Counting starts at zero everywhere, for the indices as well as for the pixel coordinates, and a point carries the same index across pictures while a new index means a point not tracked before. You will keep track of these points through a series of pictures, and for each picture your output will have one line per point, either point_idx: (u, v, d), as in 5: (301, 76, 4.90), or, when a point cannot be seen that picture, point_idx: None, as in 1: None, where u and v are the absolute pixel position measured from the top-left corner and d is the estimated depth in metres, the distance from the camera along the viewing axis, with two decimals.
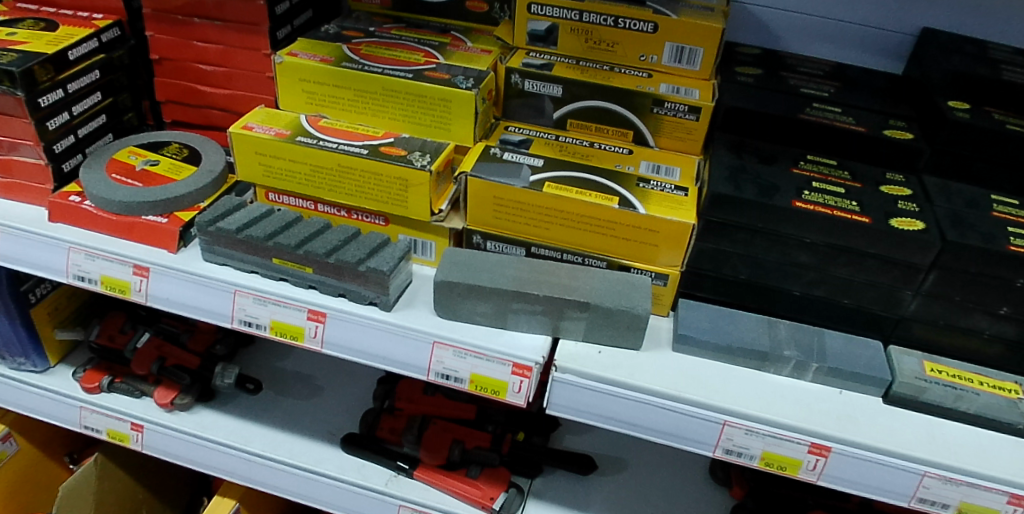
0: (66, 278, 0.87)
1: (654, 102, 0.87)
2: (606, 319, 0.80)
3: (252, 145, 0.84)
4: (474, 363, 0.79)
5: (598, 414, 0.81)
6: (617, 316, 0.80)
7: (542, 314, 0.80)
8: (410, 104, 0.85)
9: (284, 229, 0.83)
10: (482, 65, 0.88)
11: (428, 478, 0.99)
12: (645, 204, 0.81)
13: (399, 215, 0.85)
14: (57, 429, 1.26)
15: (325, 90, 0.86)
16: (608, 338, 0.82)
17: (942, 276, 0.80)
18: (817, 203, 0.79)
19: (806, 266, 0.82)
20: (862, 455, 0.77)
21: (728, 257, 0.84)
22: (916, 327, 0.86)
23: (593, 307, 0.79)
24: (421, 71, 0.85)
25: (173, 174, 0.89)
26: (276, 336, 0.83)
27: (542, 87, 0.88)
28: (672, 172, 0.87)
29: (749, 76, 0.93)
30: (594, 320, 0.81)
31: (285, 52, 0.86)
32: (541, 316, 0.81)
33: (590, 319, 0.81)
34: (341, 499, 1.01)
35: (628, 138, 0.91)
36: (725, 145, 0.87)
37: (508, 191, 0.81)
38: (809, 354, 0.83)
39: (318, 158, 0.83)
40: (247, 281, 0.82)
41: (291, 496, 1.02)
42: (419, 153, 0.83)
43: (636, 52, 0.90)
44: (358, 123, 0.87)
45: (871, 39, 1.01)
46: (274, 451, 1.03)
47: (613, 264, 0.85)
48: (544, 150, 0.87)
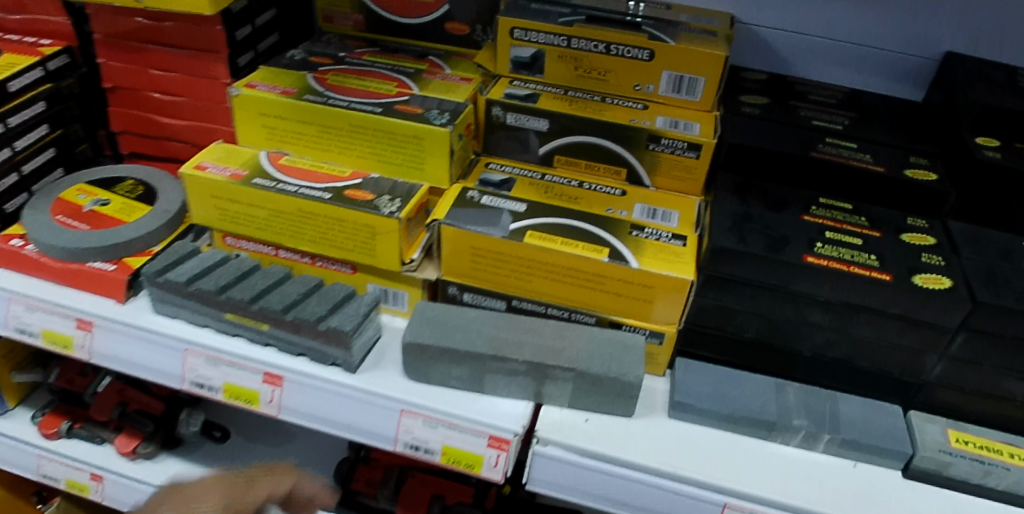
0: (7, 329, 0.80)
1: (649, 138, 0.79)
2: (593, 385, 0.72)
3: (206, 187, 0.77)
4: (444, 433, 0.72)
5: (584, 491, 0.74)
6: (605, 382, 0.72)
7: (522, 379, 0.73)
8: (380, 141, 0.77)
9: (240, 281, 0.75)
10: (460, 97, 0.80)
11: None
12: (638, 256, 0.73)
13: (367, 264, 0.77)
14: None
15: (287, 126, 0.78)
16: (596, 405, 0.75)
17: (971, 339, 0.72)
18: (831, 259, 0.71)
19: (818, 325, 0.74)
20: None
21: (731, 313, 0.75)
22: (940, 391, 0.77)
23: (578, 372, 0.71)
24: (392, 105, 0.77)
25: (123, 215, 0.82)
26: (230, 400, 0.76)
27: (526, 121, 0.80)
28: (669, 216, 0.78)
29: (755, 107, 0.85)
30: (580, 387, 0.73)
31: (243, 84, 0.79)
32: (521, 382, 0.73)
33: (575, 385, 0.73)
34: None
35: (621, 176, 0.82)
36: (728, 187, 0.78)
37: (486, 241, 0.73)
38: (821, 424, 0.74)
39: (277, 203, 0.75)
40: (199, 338, 0.76)
41: None
42: (388, 197, 0.75)
43: (631, 81, 0.81)
44: (323, 161, 0.79)
45: (890, 64, 0.92)
46: None
47: (603, 320, 0.77)
48: (528, 191, 0.79)
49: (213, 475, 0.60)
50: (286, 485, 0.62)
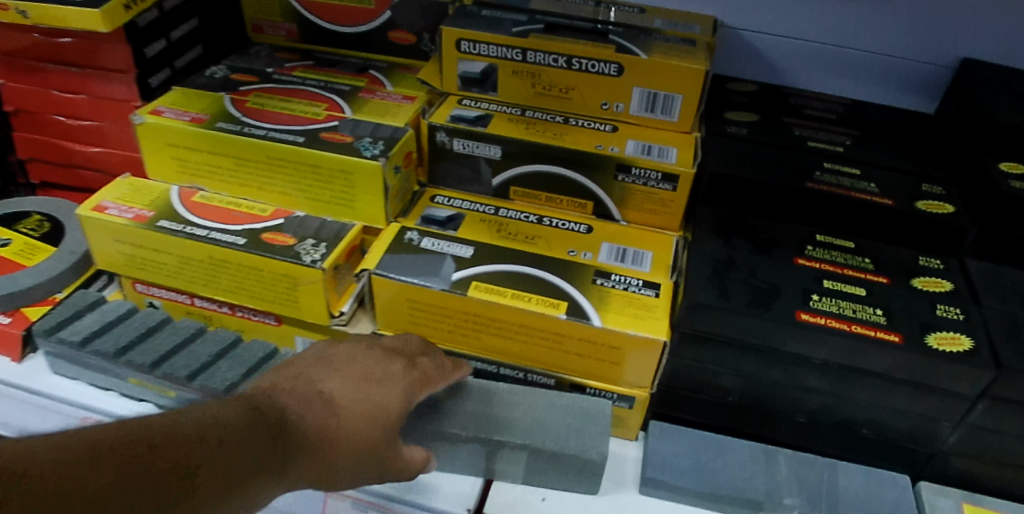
0: None
1: (618, 167, 0.68)
2: (547, 462, 0.62)
3: (106, 230, 0.67)
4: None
5: None
6: (560, 459, 0.62)
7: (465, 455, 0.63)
8: (304, 175, 0.66)
9: (144, 339, 0.66)
10: (399, 120, 0.69)
11: None
12: (602, 312, 0.62)
13: (292, 316, 0.67)
14: None
15: (199, 157, 0.68)
16: (552, 482, 0.65)
17: (993, 408, 0.61)
18: (827, 316, 0.61)
19: (813, 389, 0.64)
20: None
21: (712, 374, 0.65)
22: (954, 460, 0.67)
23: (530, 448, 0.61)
24: (317, 133, 0.67)
25: (23, 259, 0.72)
26: None
27: (475, 148, 0.69)
28: (642, 258, 0.68)
29: (742, 126, 0.74)
30: (533, 464, 0.63)
31: (148, 110, 0.68)
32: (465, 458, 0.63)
33: (527, 461, 0.63)
34: None
35: (587, 209, 0.72)
36: (710, 224, 0.68)
37: (424, 293, 0.63)
38: (817, 502, 0.64)
39: (186, 249, 0.65)
40: (101, 405, 0.67)
41: None
42: (312, 242, 0.65)
43: (598, 99, 0.70)
44: (243, 197, 0.69)
45: (898, 72, 0.80)
46: None
47: (565, 380, 0.67)
48: (478, 230, 0.68)
49: (385, 341, 0.61)
50: (447, 379, 0.61)
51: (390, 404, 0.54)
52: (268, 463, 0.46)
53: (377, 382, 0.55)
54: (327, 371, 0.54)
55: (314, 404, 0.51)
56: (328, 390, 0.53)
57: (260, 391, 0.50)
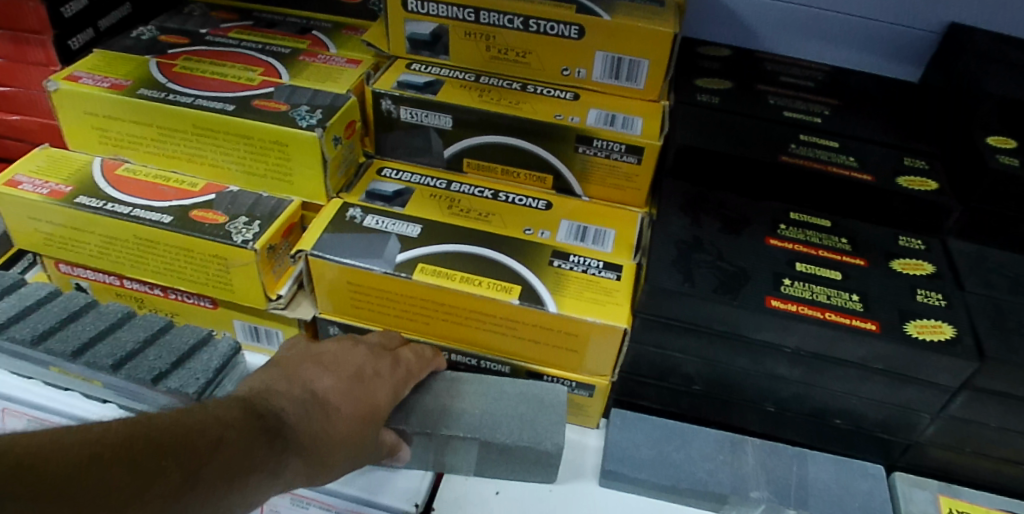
0: None
1: (579, 139, 0.63)
2: (501, 455, 0.58)
3: (20, 207, 0.61)
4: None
5: None
6: (514, 452, 0.58)
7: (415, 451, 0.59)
8: (236, 147, 0.61)
9: (66, 325, 0.61)
10: (341, 87, 0.64)
11: None
12: (558, 296, 0.58)
13: (227, 299, 0.62)
14: None
15: (122, 127, 0.62)
16: (509, 471, 0.61)
17: (972, 398, 0.58)
18: (799, 303, 0.57)
19: (783, 378, 0.61)
20: None
21: (676, 362, 0.61)
22: (931, 451, 0.64)
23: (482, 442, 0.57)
24: (249, 101, 0.61)
25: None
26: None
27: (424, 117, 0.64)
28: (603, 237, 0.63)
29: (713, 94, 0.69)
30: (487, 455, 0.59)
31: (64, 75, 0.62)
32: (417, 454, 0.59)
33: (480, 454, 0.59)
34: None
35: (546, 184, 0.67)
36: (677, 200, 0.63)
37: (366, 276, 0.58)
38: (784, 496, 0.62)
39: (107, 228, 0.60)
40: (21, 396, 0.62)
41: None
42: (245, 219, 0.60)
43: (558, 64, 0.65)
44: (173, 170, 0.64)
45: (882, 38, 0.75)
46: None
47: (521, 367, 0.63)
48: (427, 206, 0.63)
49: (367, 336, 0.58)
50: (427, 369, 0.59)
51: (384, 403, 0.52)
52: (269, 471, 0.43)
53: (368, 379, 0.52)
54: (319, 369, 0.51)
55: (314, 406, 0.48)
56: (323, 390, 0.49)
57: (255, 391, 0.47)
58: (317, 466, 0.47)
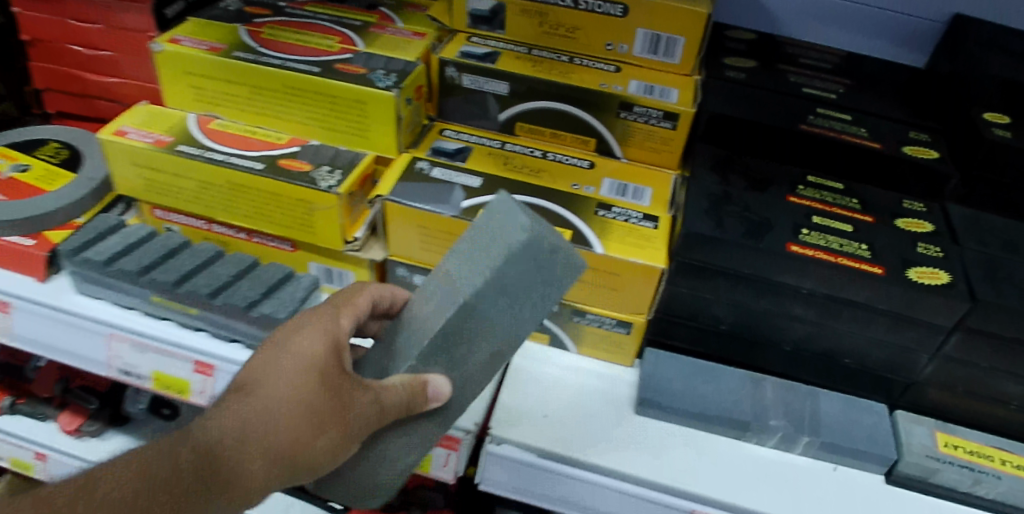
0: None
1: (621, 105, 0.71)
2: (507, 290, 0.51)
3: (127, 155, 0.69)
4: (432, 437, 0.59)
5: (541, 494, 0.68)
6: (515, 278, 0.51)
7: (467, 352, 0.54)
8: (319, 105, 0.69)
9: (166, 260, 0.69)
10: (410, 55, 0.72)
11: None
12: (604, 240, 0.66)
13: (307, 241, 0.70)
14: None
15: (217, 86, 0.70)
16: (553, 283, 0.52)
17: (966, 339, 0.66)
18: (816, 249, 0.65)
19: (801, 319, 0.69)
20: None
21: (707, 304, 0.69)
22: (930, 391, 0.72)
23: (484, 296, 0.51)
24: (332, 64, 0.69)
25: (44, 184, 0.74)
26: (160, 389, 0.70)
27: (483, 84, 0.72)
28: (641, 193, 0.71)
29: (741, 71, 0.77)
30: (504, 302, 0.52)
31: (166, 39, 0.70)
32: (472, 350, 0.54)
33: (501, 304, 0.52)
34: None
35: (590, 146, 0.75)
36: (708, 161, 0.72)
37: (435, 219, 0.66)
38: (800, 425, 0.70)
39: (205, 173, 0.68)
40: (124, 322, 0.69)
41: None
42: (327, 168, 0.68)
43: (602, 39, 0.73)
44: (259, 126, 0.72)
45: (892, 26, 0.83)
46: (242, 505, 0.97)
47: (566, 307, 0.71)
48: (485, 162, 0.71)
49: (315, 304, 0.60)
50: (365, 300, 0.60)
51: (312, 355, 0.52)
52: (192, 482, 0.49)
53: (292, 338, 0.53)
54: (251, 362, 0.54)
55: (234, 401, 0.51)
56: (247, 376, 0.52)
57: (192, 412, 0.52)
58: (257, 445, 0.50)
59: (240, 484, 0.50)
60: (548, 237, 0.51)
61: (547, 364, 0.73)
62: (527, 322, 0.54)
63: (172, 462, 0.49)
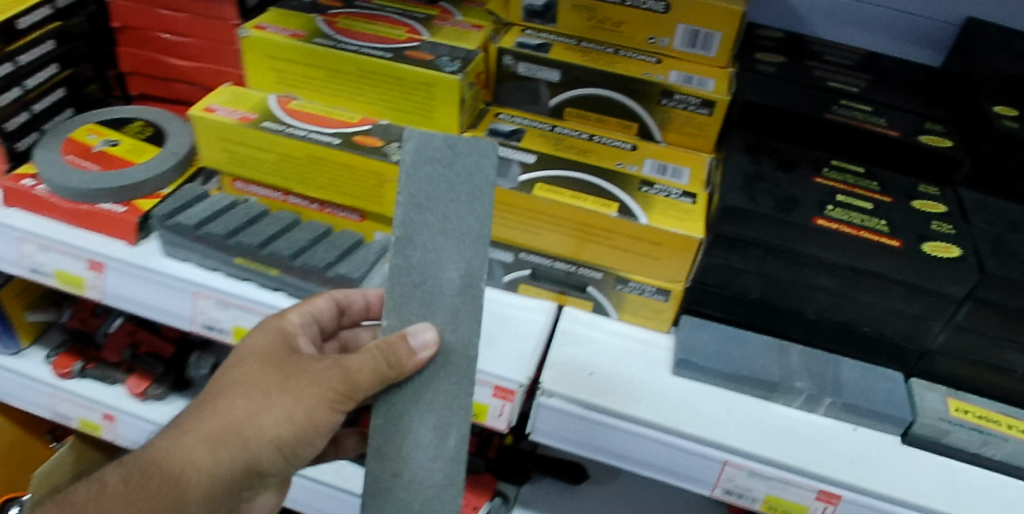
0: (19, 269, 0.80)
1: (662, 92, 0.78)
2: (428, 200, 0.55)
3: (216, 130, 0.76)
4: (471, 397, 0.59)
5: (586, 444, 0.75)
6: (422, 189, 0.55)
7: (435, 283, 0.56)
8: (389, 87, 0.76)
9: (248, 226, 0.76)
10: (472, 44, 0.79)
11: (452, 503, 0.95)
12: (647, 212, 0.73)
13: (375, 212, 0.77)
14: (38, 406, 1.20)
15: (296, 69, 0.78)
16: (479, 169, 0.55)
17: (976, 309, 0.72)
18: (840, 222, 0.72)
19: (824, 289, 0.75)
20: (874, 505, 0.72)
21: (739, 274, 0.76)
22: (941, 360, 0.79)
23: (414, 215, 0.55)
24: (402, 51, 0.76)
25: (132, 156, 0.81)
26: (239, 343, 0.77)
27: (537, 71, 0.79)
28: (680, 172, 0.78)
29: (771, 65, 0.84)
30: (439, 211, 0.55)
31: (251, 25, 0.78)
32: (440, 278, 0.56)
33: (432, 215, 0.55)
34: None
35: (632, 131, 0.82)
36: (740, 145, 0.79)
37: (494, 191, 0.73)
38: (823, 387, 0.77)
39: (286, 147, 0.75)
40: (208, 282, 0.75)
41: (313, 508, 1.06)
42: (397, 144, 0.75)
43: (645, 34, 0.80)
44: (333, 107, 0.79)
45: (909, 28, 0.90)
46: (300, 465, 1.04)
47: (610, 275, 0.78)
48: (538, 143, 0.78)
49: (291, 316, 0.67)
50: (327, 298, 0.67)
51: (266, 340, 0.60)
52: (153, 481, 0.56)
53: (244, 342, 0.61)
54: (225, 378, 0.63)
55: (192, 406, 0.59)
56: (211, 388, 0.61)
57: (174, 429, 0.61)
58: (213, 428, 0.56)
59: (191, 474, 0.56)
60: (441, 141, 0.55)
61: (591, 327, 0.80)
62: (473, 227, 0.55)
63: (133, 465, 0.58)
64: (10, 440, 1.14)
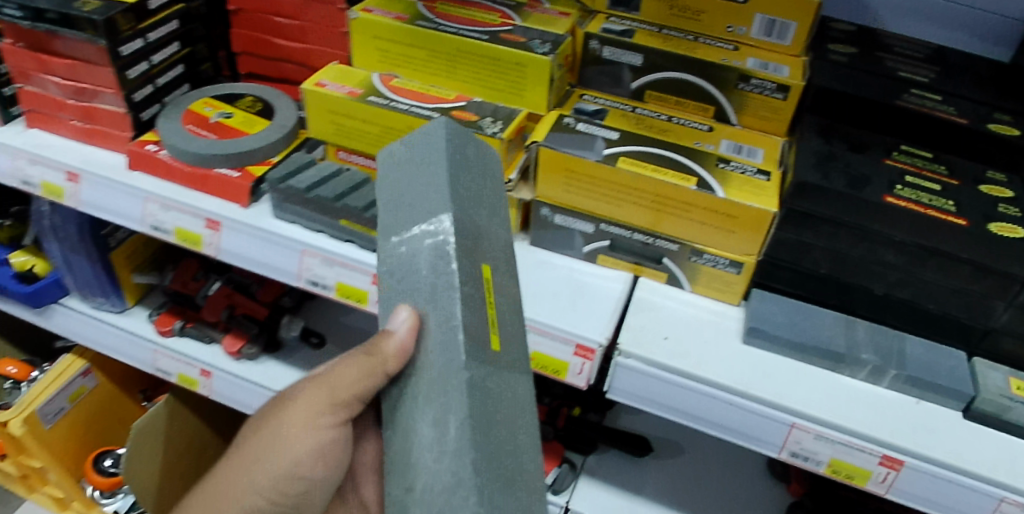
0: (141, 226, 0.88)
1: (740, 77, 0.83)
2: (399, 192, 0.55)
3: (325, 102, 0.83)
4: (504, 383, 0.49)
5: (661, 403, 0.81)
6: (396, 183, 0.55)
7: (410, 275, 0.51)
8: (485, 67, 0.82)
9: (353, 191, 0.83)
10: (561, 28, 0.85)
11: None
12: (724, 187, 0.78)
13: None
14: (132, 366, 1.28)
15: (399, 49, 0.84)
16: (432, 147, 0.55)
17: None
18: (909, 200, 0.76)
19: (891, 266, 0.79)
20: (937, 473, 0.75)
21: (810, 249, 0.80)
22: (1005, 340, 0.81)
23: (384, 215, 0.54)
24: (498, 34, 0.82)
25: (245, 127, 0.89)
26: (341, 298, 0.84)
27: (621, 55, 0.85)
28: (754, 152, 0.83)
29: (843, 55, 0.88)
30: (402, 205, 0.54)
31: (360, 8, 0.85)
32: (414, 264, 0.51)
33: (404, 200, 0.53)
34: None
35: (708, 114, 0.87)
36: (814, 128, 0.83)
37: (581, 163, 0.79)
38: (888, 359, 0.80)
39: (389, 119, 0.81)
40: (315, 241, 0.82)
41: None
42: (491, 119, 0.81)
43: (724, 22, 0.85)
44: (430, 85, 0.85)
45: (979, 22, 0.94)
46: None
47: (686, 247, 0.83)
48: (620, 122, 0.84)
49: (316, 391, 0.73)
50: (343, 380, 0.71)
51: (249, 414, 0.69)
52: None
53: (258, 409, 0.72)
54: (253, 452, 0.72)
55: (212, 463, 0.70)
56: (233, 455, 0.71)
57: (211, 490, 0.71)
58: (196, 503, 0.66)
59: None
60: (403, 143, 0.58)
61: (665, 298, 0.86)
62: (435, 205, 0.51)
63: None
64: (106, 394, 1.23)
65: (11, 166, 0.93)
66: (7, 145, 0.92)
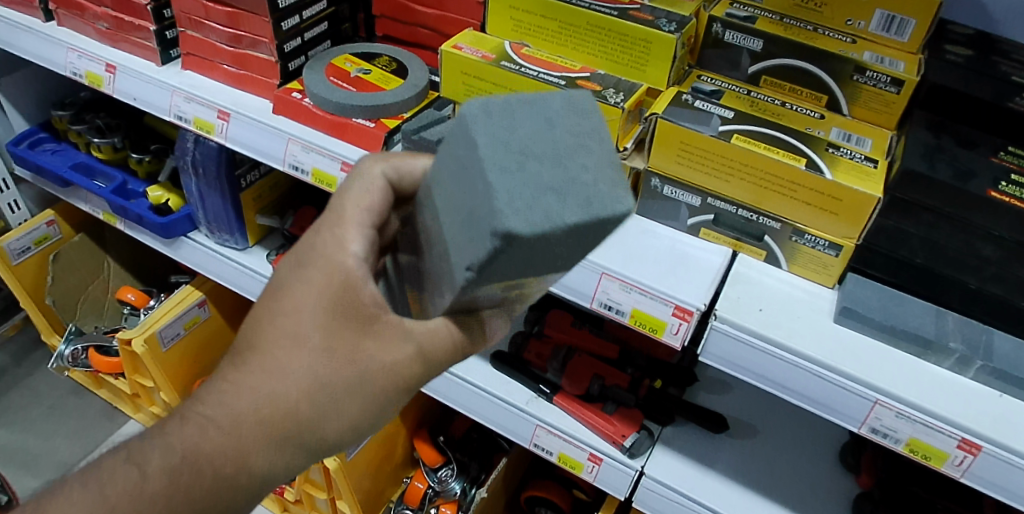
0: (282, 165, 0.97)
1: (855, 69, 0.86)
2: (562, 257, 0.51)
3: (460, 64, 0.91)
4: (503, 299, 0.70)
5: (749, 370, 0.85)
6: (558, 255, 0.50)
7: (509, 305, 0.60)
8: (613, 41, 0.89)
9: None
10: (686, 11, 0.92)
11: (593, 424, 1.07)
12: (832, 170, 0.81)
13: None
14: (241, 304, 1.45)
15: (532, 20, 0.93)
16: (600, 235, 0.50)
17: None
18: (1013, 196, 0.75)
19: (987, 261, 0.78)
20: (1015, 462, 0.74)
21: (907, 238, 0.80)
22: None
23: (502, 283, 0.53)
24: (626, 11, 0.89)
25: (381, 83, 0.96)
26: (634, 324, 0.88)
27: (741, 40, 0.90)
28: (864, 142, 0.86)
29: (959, 55, 0.89)
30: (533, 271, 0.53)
31: None
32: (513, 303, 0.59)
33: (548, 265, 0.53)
34: (509, 422, 1.12)
35: (820, 103, 0.90)
36: (923, 122, 0.84)
37: (696, 138, 0.84)
38: (976, 350, 0.78)
39: (517, 83, 0.88)
40: (614, 266, 0.87)
41: (458, 407, 1.16)
42: (613, 90, 0.87)
43: (844, 16, 0.90)
44: (558, 55, 0.93)
45: None
46: (495, 386, 1.12)
47: (788, 227, 0.86)
48: (735, 103, 0.89)
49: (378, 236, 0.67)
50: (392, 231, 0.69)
51: (312, 263, 0.56)
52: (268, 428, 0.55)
53: (340, 339, 0.55)
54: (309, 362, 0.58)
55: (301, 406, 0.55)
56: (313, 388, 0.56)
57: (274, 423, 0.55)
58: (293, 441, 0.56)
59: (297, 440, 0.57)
60: (538, 206, 0.46)
61: (763, 274, 0.90)
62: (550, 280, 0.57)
63: (208, 460, 0.56)
64: (218, 326, 1.42)
65: (167, 102, 1.03)
66: (166, 84, 1.03)
